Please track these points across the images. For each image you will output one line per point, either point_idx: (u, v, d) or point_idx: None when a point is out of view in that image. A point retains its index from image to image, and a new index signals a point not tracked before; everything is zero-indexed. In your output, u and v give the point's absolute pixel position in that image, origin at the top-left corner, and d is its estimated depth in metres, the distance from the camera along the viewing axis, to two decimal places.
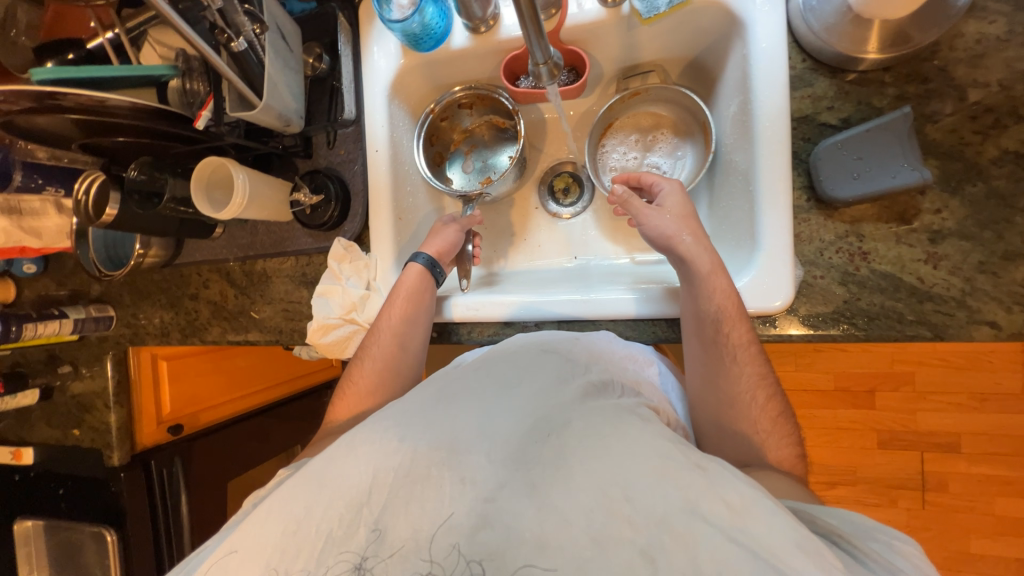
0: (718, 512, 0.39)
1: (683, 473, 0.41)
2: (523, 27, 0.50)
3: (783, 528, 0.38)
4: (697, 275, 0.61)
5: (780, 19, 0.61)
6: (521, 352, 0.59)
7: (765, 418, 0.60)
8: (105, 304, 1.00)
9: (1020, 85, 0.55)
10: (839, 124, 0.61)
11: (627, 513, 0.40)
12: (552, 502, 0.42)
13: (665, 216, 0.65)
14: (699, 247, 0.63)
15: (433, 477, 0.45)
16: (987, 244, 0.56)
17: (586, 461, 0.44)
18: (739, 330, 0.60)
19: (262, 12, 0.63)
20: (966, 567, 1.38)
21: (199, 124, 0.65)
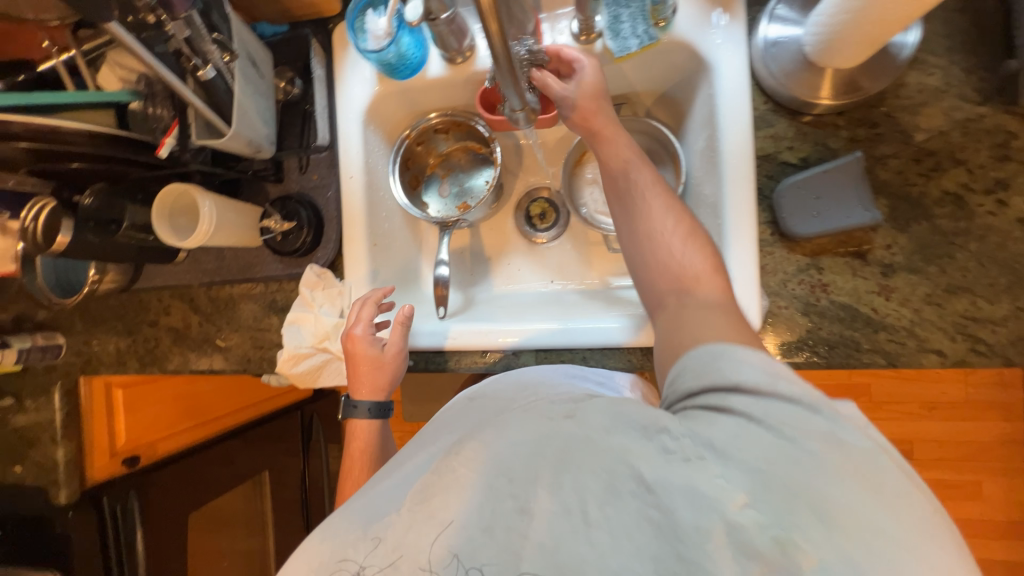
0: (575, 437, 0.43)
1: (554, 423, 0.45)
2: (496, 71, 0.50)
3: (624, 428, 0.42)
4: (604, 137, 0.66)
5: (744, 62, 0.64)
6: (454, 408, 0.68)
7: (678, 240, 0.59)
8: (54, 332, 0.94)
9: (957, 132, 0.60)
10: (799, 163, 0.64)
11: (507, 479, 0.42)
12: (448, 514, 0.42)
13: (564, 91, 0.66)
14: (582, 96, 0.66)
15: (345, 560, 0.44)
16: (933, 278, 0.61)
17: (476, 444, 0.45)
18: (648, 173, 0.63)
19: (232, 39, 0.61)
20: None
21: (163, 151, 0.63)
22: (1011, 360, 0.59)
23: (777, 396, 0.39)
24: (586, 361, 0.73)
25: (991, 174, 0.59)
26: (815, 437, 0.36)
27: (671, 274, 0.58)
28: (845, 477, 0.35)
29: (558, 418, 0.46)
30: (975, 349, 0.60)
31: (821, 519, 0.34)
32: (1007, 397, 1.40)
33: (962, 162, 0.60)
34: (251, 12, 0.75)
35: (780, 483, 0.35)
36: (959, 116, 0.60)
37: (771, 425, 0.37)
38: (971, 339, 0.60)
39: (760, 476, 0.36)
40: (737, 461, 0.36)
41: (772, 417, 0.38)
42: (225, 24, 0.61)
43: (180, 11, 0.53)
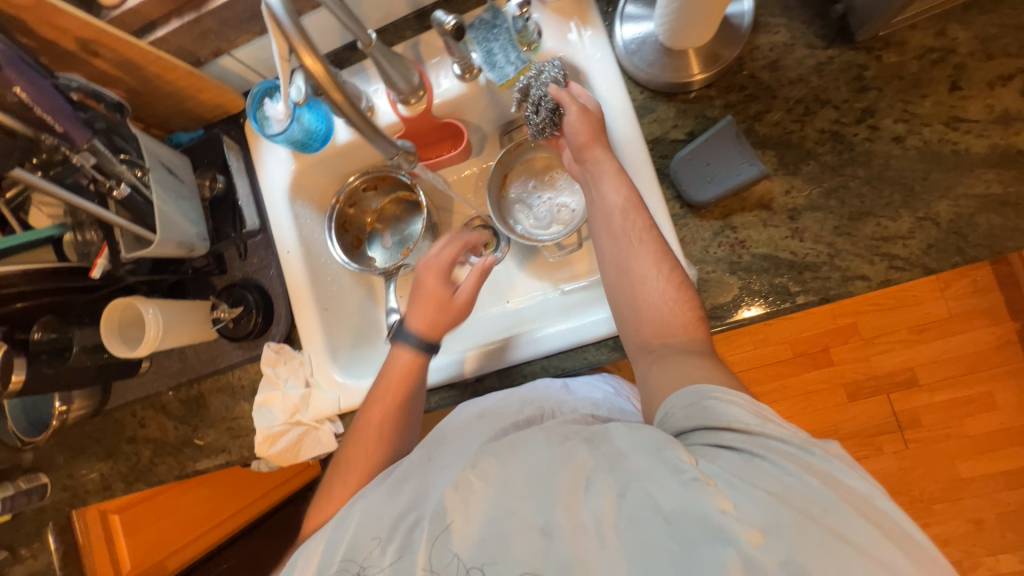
0: (597, 463, 0.47)
1: (575, 450, 0.49)
2: (361, 129, 0.57)
3: (644, 446, 0.45)
4: (602, 172, 0.64)
5: (612, 62, 0.70)
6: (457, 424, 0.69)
7: (660, 279, 0.59)
8: (37, 472, 0.93)
9: (815, 77, 0.65)
10: (687, 137, 0.68)
11: (528, 501, 0.47)
12: (470, 527, 0.48)
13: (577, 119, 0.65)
14: (579, 124, 0.65)
15: (373, 557, 0.51)
16: (836, 211, 0.64)
17: (503, 466, 0.51)
18: (642, 215, 0.62)
19: (142, 156, 0.65)
20: (964, 493, 1.42)
21: (96, 273, 0.66)
22: (930, 267, 0.61)
23: (767, 438, 0.44)
24: (546, 369, 0.75)
25: (856, 106, 0.63)
26: (803, 466, 0.41)
27: (631, 293, 0.61)
28: (853, 514, 0.38)
29: (575, 446, 0.50)
30: (895, 266, 0.62)
31: (828, 515, 0.38)
32: (988, 302, 1.41)
33: (827, 102, 0.64)
34: (164, 126, 0.80)
35: (787, 503, 0.39)
36: (813, 63, 0.65)
37: (764, 465, 0.41)
38: (889, 258, 0.62)
39: (771, 512, 0.38)
40: (750, 482, 0.40)
41: (772, 454, 0.42)
42: (132, 143, 0.64)
43: (82, 142, 0.57)
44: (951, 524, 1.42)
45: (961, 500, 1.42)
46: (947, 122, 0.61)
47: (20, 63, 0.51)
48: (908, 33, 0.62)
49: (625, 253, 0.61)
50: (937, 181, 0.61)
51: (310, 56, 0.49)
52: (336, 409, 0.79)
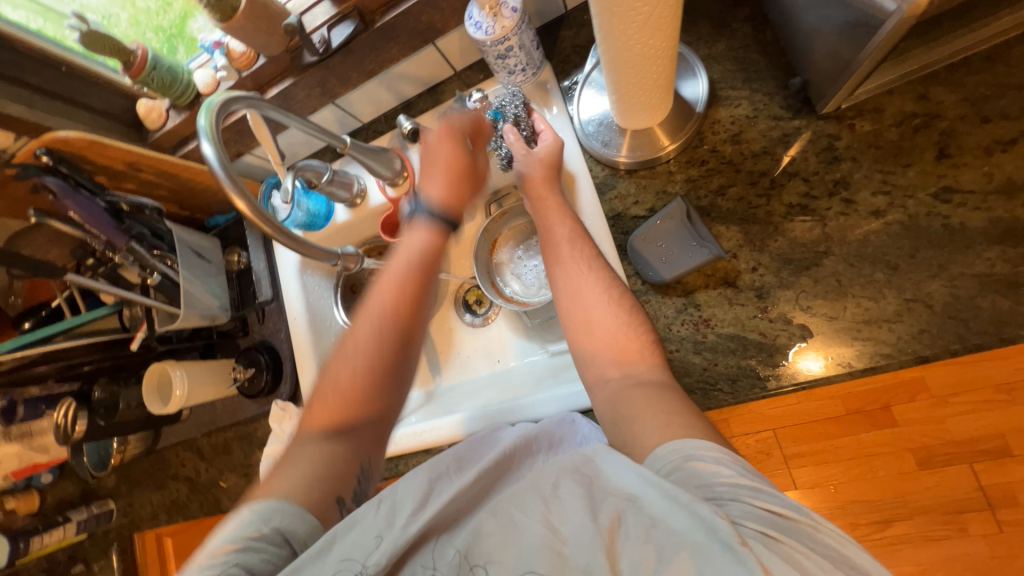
0: (638, 519, 0.40)
1: (609, 503, 0.42)
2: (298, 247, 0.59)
3: (675, 505, 0.38)
4: (546, 208, 0.66)
5: (573, 142, 0.72)
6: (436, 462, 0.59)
7: (618, 308, 0.58)
8: (106, 499, 1.10)
9: (781, 149, 0.62)
10: (647, 214, 0.68)
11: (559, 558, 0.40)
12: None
13: (534, 158, 0.67)
14: (532, 160, 0.67)
15: None
16: (808, 289, 0.59)
17: (523, 521, 0.44)
18: (589, 244, 0.62)
19: (173, 247, 0.78)
20: None
21: (136, 344, 0.80)
22: (922, 355, 0.54)
23: (767, 505, 0.38)
24: None
25: (828, 178, 0.59)
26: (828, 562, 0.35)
27: (590, 324, 0.58)
28: None
29: (620, 497, 0.42)
30: (881, 352, 0.56)
31: None
32: None
33: (795, 174, 0.61)
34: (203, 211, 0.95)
35: None
36: (777, 135, 0.62)
37: (790, 543, 0.35)
38: (873, 343, 0.56)
39: None
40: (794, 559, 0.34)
41: (805, 544, 0.36)
42: (166, 238, 0.78)
43: (121, 244, 0.71)
44: None
45: None
46: (935, 193, 0.55)
47: (76, 192, 0.66)
48: (884, 99, 0.58)
49: (575, 278, 0.61)
50: (926, 258, 0.55)
51: (242, 200, 0.48)
52: None
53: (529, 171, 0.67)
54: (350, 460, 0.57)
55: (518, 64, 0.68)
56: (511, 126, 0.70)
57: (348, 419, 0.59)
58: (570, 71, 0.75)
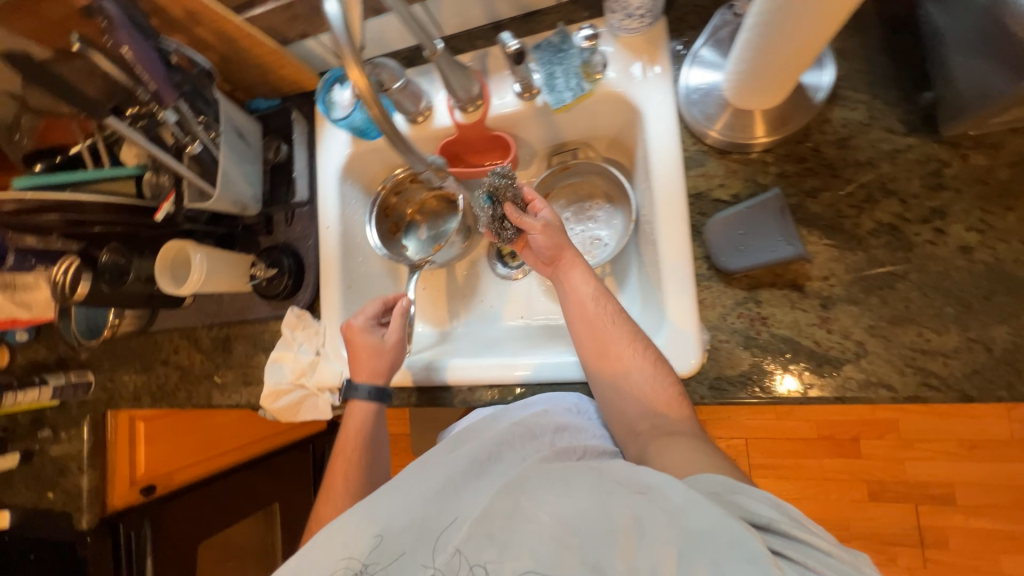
0: (658, 517, 0.46)
1: (626, 500, 0.49)
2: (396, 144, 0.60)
3: (700, 511, 0.44)
4: (571, 280, 0.70)
5: (670, 108, 0.68)
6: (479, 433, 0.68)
7: (648, 368, 0.63)
8: (86, 370, 1.06)
9: (886, 164, 0.60)
10: (731, 199, 0.65)
11: (572, 540, 0.48)
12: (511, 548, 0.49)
13: (545, 233, 0.70)
14: (548, 237, 0.70)
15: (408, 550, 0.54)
16: (875, 309, 0.59)
17: (545, 505, 0.51)
18: (613, 304, 0.68)
19: (218, 119, 0.72)
20: None
21: (161, 216, 0.74)
22: (968, 394, 0.55)
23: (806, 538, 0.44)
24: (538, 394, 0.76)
25: (926, 204, 0.58)
26: None
27: (630, 393, 0.64)
28: None
29: (636, 493, 0.49)
30: (928, 383, 0.57)
31: None
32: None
33: (894, 192, 0.59)
34: (246, 91, 0.87)
35: None
36: (887, 148, 0.60)
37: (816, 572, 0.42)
38: (923, 373, 0.57)
39: None
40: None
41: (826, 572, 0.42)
42: (211, 107, 0.71)
43: (169, 101, 0.65)
44: None
45: None
46: None
47: (132, 28, 0.60)
48: (1005, 137, 0.56)
49: (608, 343, 0.66)
50: (999, 304, 0.55)
51: (355, 69, 0.49)
52: (338, 382, 0.84)
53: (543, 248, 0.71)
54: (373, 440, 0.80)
55: (641, 7, 0.64)
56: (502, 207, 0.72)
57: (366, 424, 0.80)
58: (684, 32, 0.70)
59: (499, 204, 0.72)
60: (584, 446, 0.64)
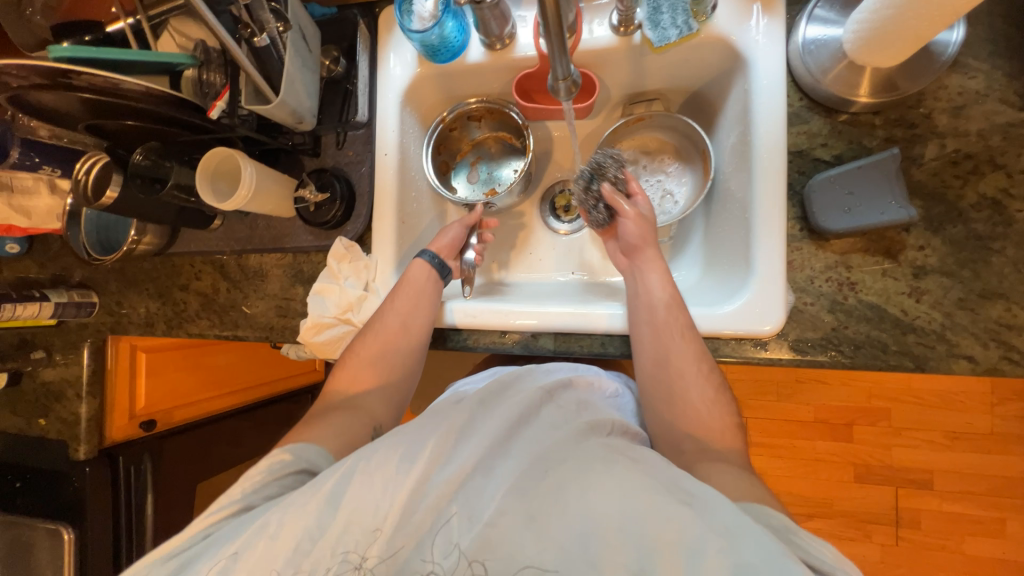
0: (707, 535, 0.45)
1: (673, 507, 0.47)
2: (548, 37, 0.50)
3: (753, 547, 0.44)
4: (648, 268, 0.71)
5: (781, 58, 0.65)
6: (520, 392, 0.65)
7: (710, 392, 0.64)
8: (90, 290, 0.97)
9: (998, 137, 0.59)
10: (832, 160, 0.64)
11: (615, 539, 0.47)
12: (549, 534, 0.49)
13: (631, 221, 0.72)
14: (633, 223, 0.73)
15: (441, 507, 0.53)
16: (966, 282, 0.59)
17: (583, 499, 0.50)
18: (684, 313, 0.66)
19: (287, 10, 0.65)
20: (925, 573, 1.47)
21: (213, 113, 0.66)
22: None
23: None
24: (603, 346, 0.74)
25: None
26: None
27: (685, 417, 0.64)
28: None
29: (682, 495, 0.49)
30: (1008, 357, 0.58)
31: None
32: (1006, 430, 1.44)
33: (1002, 166, 0.59)
34: None
35: None
36: (1000, 121, 0.59)
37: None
38: (1005, 347, 0.58)
39: None
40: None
41: None
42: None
43: None
44: None
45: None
46: None
47: None
48: None
49: (665, 347, 0.65)
50: None
51: None
52: None
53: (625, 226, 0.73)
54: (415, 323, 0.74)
55: None
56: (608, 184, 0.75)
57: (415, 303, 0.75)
58: None
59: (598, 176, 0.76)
60: (608, 422, 0.64)
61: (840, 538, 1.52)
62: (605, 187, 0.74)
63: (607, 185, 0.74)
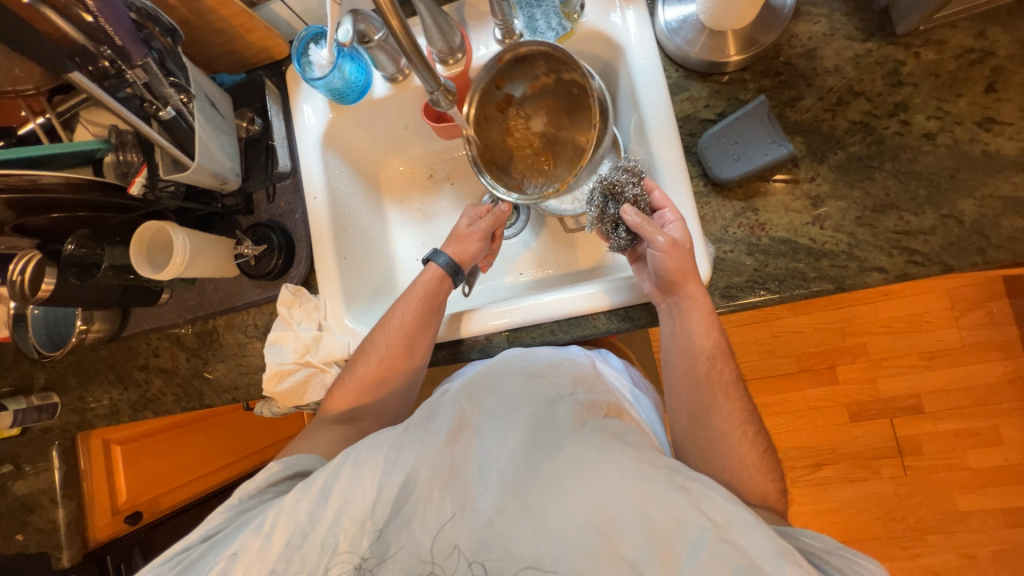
0: (708, 530, 0.46)
1: (671, 497, 0.48)
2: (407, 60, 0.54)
3: (752, 538, 0.46)
4: (695, 307, 0.65)
5: (651, 39, 0.71)
6: (507, 375, 0.62)
7: (742, 437, 0.67)
8: (50, 391, 0.96)
9: (851, 68, 0.66)
10: (717, 118, 0.70)
11: (616, 532, 0.47)
12: (548, 523, 0.48)
13: (677, 252, 0.64)
14: (673, 252, 0.63)
15: (434, 498, 0.51)
16: (859, 201, 0.64)
17: (581, 485, 0.49)
18: (730, 365, 0.68)
19: (190, 83, 0.68)
20: (939, 497, 1.48)
21: (134, 189, 0.69)
22: (948, 263, 0.61)
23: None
24: (554, 333, 0.76)
25: (890, 100, 0.64)
26: None
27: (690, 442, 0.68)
28: None
29: (683, 480, 0.50)
30: (913, 260, 0.62)
31: None
32: (976, 338, 1.49)
33: (861, 93, 0.65)
34: (209, 66, 0.83)
35: None
36: (850, 54, 0.66)
37: None
38: (908, 252, 0.62)
39: None
40: None
41: None
42: (182, 70, 0.67)
43: (137, 58, 0.60)
44: (942, 555, 1.48)
45: (933, 500, 1.49)
46: (979, 122, 0.62)
47: None
48: (949, 31, 0.63)
49: (705, 404, 0.68)
50: (964, 179, 0.62)
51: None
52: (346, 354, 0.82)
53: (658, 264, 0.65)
54: (426, 315, 0.76)
55: None
56: (636, 212, 0.66)
57: (434, 302, 0.77)
58: None
59: (613, 200, 0.69)
60: (604, 402, 0.62)
61: (851, 480, 1.53)
62: (631, 217, 0.65)
63: (633, 215, 0.66)
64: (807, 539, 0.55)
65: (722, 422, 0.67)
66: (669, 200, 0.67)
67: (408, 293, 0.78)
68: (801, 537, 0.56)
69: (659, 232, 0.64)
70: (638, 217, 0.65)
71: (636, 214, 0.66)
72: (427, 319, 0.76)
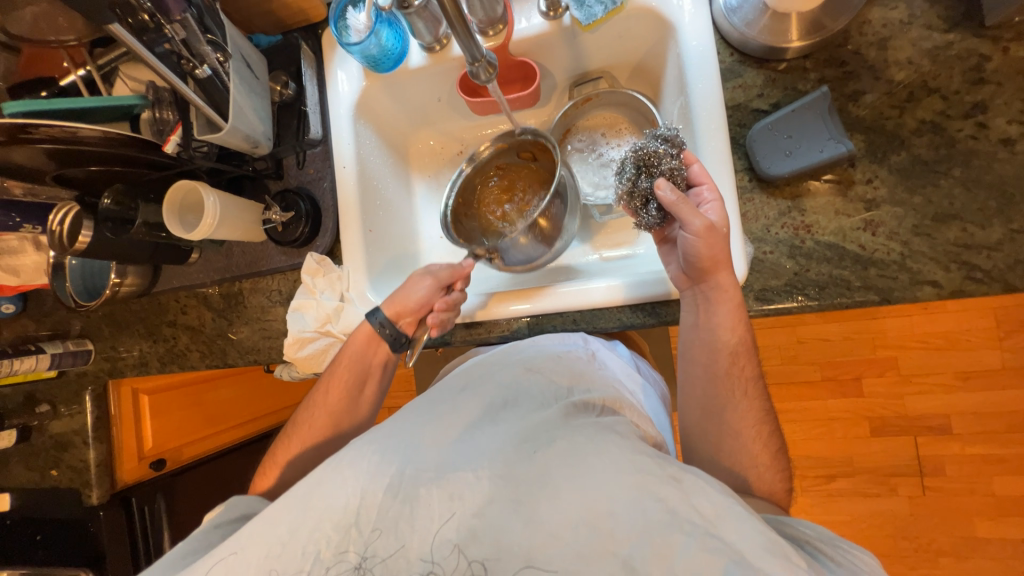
0: (699, 525, 0.45)
1: (663, 489, 0.47)
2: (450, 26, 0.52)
3: (745, 533, 0.45)
4: (721, 304, 0.63)
5: (706, 19, 0.67)
6: (503, 372, 0.65)
7: (761, 446, 0.64)
8: (85, 338, 1.00)
9: (928, 62, 0.60)
10: (770, 108, 0.66)
11: (610, 526, 0.45)
12: (540, 518, 0.47)
13: (711, 238, 0.60)
14: (707, 238, 0.59)
15: (422, 495, 0.50)
16: (919, 208, 0.60)
17: (574, 479, 0.49)
18: (752, 364, 0.65)
19: (226, 41, 0.67)
20: (957, 521, 1.44)
21: (169, 148, 0.68)
22: (1011, 283, 0.57)
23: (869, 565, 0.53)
24: (576, 323, 0.75)
25: (968, 99, 0.59)
26: None
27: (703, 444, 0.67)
28: None
29: (670, 470, 0.48)
30: (972, 277, 0.58)
31: None
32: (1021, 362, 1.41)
33: (936, 90, 0.59)
34: (246, 25, 0.82)
35: None
36: (927, 46, 0.60)
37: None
38: (967, 267, 0.58)
39: None
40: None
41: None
42: (219, 27, 0.66)
43: (176, 13, 0.60)
44: None
45: (949, 523, 1.44)
46: None
47: None
48: None
49: (724, 408, 0.66)
50: None
51: None
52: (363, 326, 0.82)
53: (692, 247, 0.61)
54: (349, 388, 0.77)
55: None
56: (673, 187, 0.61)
57: (360, 371, 0.78)
58: None
59: (646, 173, 0.64)
60: (600, 400, 0.61)
61: (865, 496, 1.49)
62: (666, 193, 0.60)
63: (668, 192, 0.60)
64: (802, 527, 0.55)
65: (741, 427, 0.65)
66: (707, 179, 0.63)
67: (333, 364, 0.78)
68: (793, 525, 0.56)
69: (695, 212, 0.59)
70: (674, 195, 0.60)
71: (672, 189, 0.60)
72: (351, 393, 0.77)
